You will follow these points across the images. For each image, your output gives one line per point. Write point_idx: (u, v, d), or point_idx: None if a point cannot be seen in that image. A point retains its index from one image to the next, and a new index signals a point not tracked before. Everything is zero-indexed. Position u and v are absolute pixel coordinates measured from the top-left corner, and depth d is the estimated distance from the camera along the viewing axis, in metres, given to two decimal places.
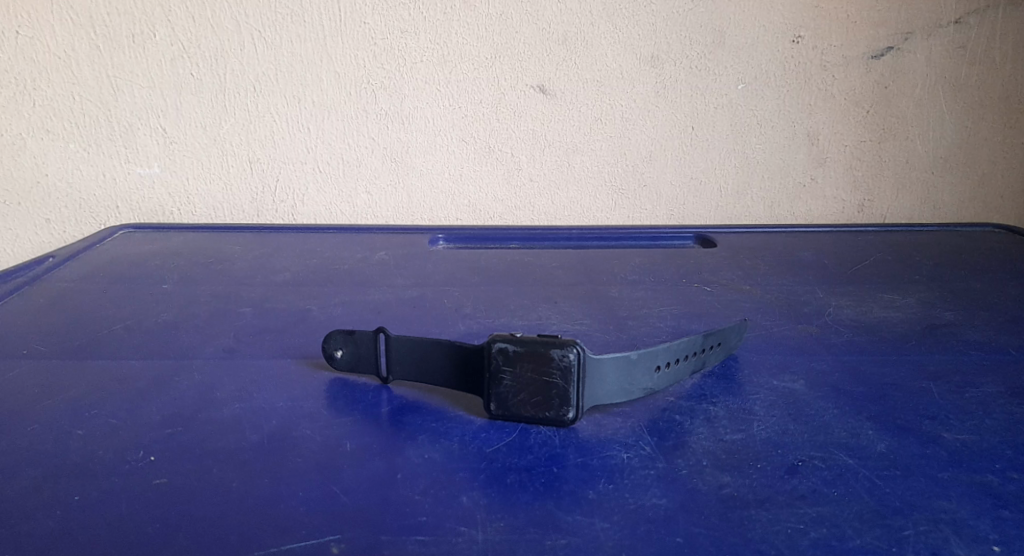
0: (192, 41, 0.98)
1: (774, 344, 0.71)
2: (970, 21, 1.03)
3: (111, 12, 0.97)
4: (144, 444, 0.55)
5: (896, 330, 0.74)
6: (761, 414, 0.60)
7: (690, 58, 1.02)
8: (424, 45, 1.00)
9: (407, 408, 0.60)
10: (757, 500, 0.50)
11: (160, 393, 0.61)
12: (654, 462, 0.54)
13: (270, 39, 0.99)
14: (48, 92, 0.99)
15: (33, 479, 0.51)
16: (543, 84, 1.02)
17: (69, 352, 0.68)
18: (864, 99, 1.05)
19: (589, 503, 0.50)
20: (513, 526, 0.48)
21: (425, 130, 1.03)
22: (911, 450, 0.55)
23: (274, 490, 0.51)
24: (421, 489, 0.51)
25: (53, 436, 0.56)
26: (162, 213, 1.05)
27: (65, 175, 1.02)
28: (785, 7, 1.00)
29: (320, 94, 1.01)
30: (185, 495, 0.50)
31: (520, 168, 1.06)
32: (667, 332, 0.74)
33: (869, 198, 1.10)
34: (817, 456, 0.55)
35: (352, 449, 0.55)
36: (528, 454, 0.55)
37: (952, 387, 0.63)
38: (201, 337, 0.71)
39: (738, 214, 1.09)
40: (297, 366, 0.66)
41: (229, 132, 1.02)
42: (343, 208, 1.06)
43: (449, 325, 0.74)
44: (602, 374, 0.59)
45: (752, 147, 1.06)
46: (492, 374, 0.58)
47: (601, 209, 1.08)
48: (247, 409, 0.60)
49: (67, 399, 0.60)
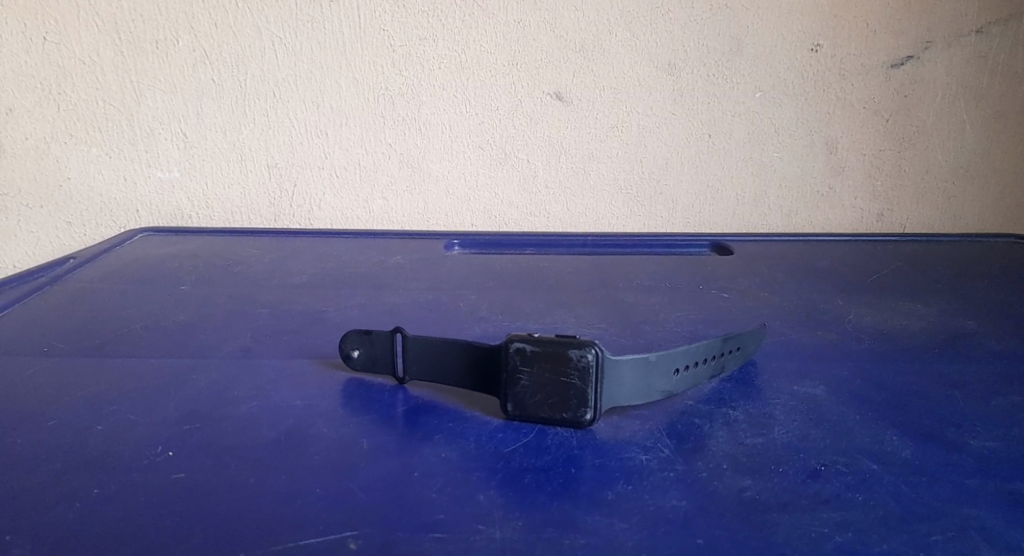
0: (214, 47, 0.99)
1: (793, 350, 0.71)
2: (991, 30, 1.02)
3: (135, 17, 0.98)
4: (162, 440, 0.55)
5: (917, 338, 0.73)
6: (781, 418, 0.59)
7: (707, 66, 1.02)
8: (442, 53, 1.00)
9: (423, 408, 0.60)
10: (779, 503, 0.50)
11: (178, 390, 0.62)
12: (673, 464, 0.54)
13: (290, 45, 1.00)
14: (72, 97, 1.00)
15: (52, 471, 0.51)
16: (560, 91, 1.02)
17: (88, 351, 0.68)
18: (883, 108, 1.05)
19: (608, 504, 0.50)
20: (530, 526, 0.48)
21: (442, 136, 1.04)
22: (936, 456, 0.55)
23: (291, 486, 0.51)
24: (438, 487, 0.51)
25: (72, 430, 0.56)
26: (181, 217, 1.06)
27: (86, 178, 1.03)
28: (803, 15, 1.00)
29: (339, 100, 1.02)
30: (203, 490, 0.50)
31: (536, 174, 1.06)
32: (684, 337, 0.73)
33: (888, 207, 1.09)
34: (839, 460, 0.54)
35: (368, 447, 0.55)
36: (545, 455, 0.54)
37: (976, 395, 0.63)
38: (218, 337, 0.71)
39: (755, 222, 1.09)
40: (313, 366, 0.66)
41: (249, 137, 1.03)
42: (358, 213, 1.06)
43: (464, 328, 0.74)
44: (620, 376, 0.58)
45: (770, 155, 1.06)
46: (509, 374, 0.58)
47: (617, 217, 1.08)
48: (264, 407, 0.59)
49: (87, 395, 0.61)
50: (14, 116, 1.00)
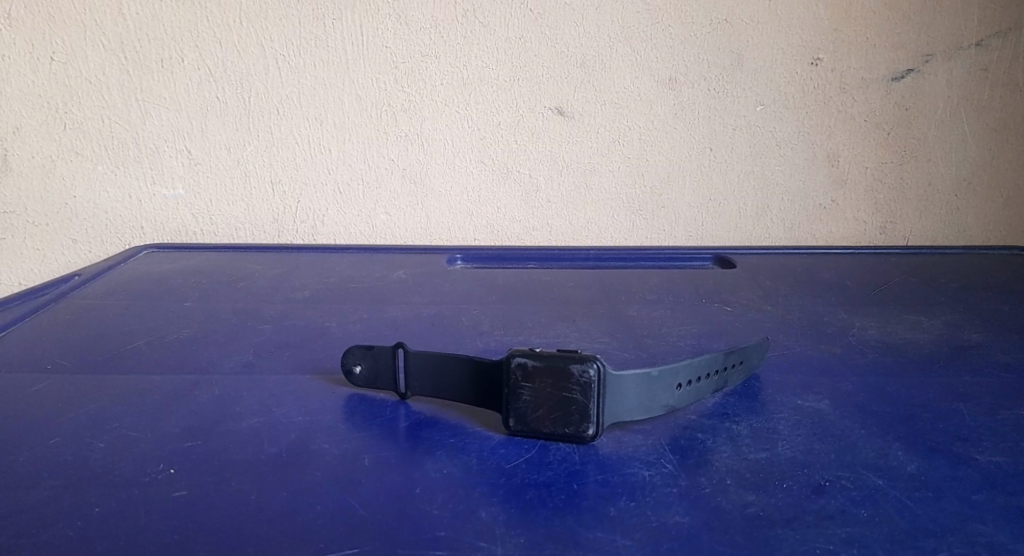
0: (219, 66, 1.00)
1: (797, 364, 0.71)
2: (991, 43, 1.02)
3: (141, 37, 0.99)
4: (164, 456, 0.55)
5: (922, 351, 0.73)
6: (785, 432, 0.59)
7: (708, 80, 1.02)
8: (444, 69, 1.01)
9: (425, 423, 0.60)
10: (783, 519, 0.49)
11: (181, 406, 0.62)
12: (676, 480, 0.53)
13: (294, 63, 1.00)
14: (79, 116, 1.01)
15: (55, 488, 0.51)
16: (561, 106, 1.03)
17: (92, 367, 0.68)
18: (884, 121, 1.05)
19: (611, 520, 0.49)
20: (533, 542, 0.48)
21: (444, 152, 1.04)
22: (942, 471, 0.54)
23: (293, 502, 0.50)
24: (439, 503, 0.51)
25: (75, 447, 0.56)
26: (185, 234, 1.06)
27: (92, 196, 1.04)
28: (803, 29, 1.01)
29: (341, 116, 1.02)
30: (205, 506, 0.50)
31: (538, 189, 1.06)
32: (687, 351, 0.73)
33: (891, 220, 1.09)
34: (844, 475, 0.54)
35: (370, 463, 0.55)
36: (548, 470, 0.54)
37: (983, 409, 0.62)
38: (221, 352, 0.71)
39: (758, 235, 1.09)
40: (316, 382, 0.66)
41: (253, 154, 1.03)
42: (361, 228, 1.07)
43: (467, 342, 0.74)
44: (623, 391, 0.58)
45: (772, 168, 1.06)
46: (511, 389, 0.57)
47: (619, 231, 1.08)
48: (266, 423, 0.60)
49: (90, 412, 0.61)
50: (21, 134, 1.01)
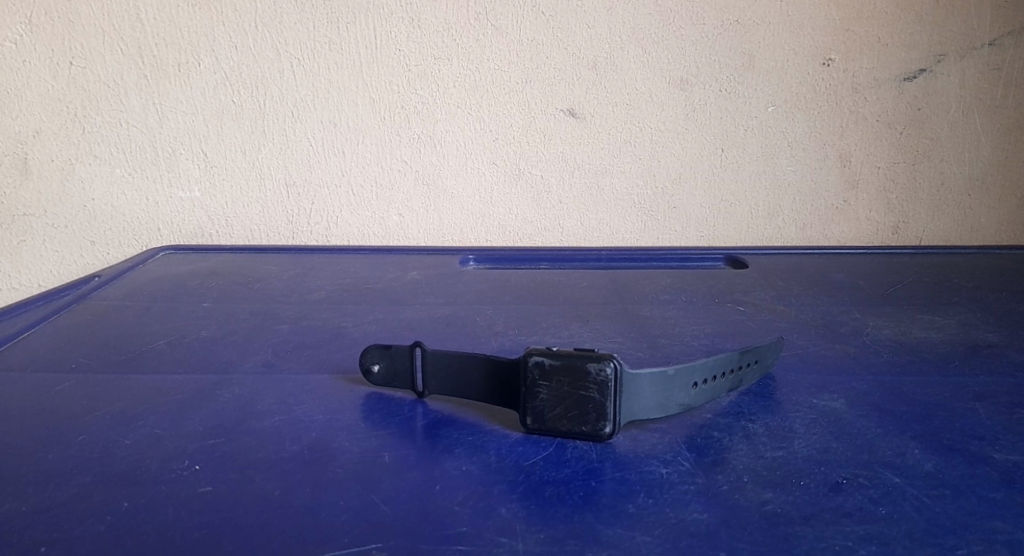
0: (234, 70, 1.01)
1: (811, 363, 0.71)
2: (1004, 43, 1.03)
3: (159, 42, 1.00)
4: (189, 454, 0.56)
5: (937, 351, 0.73)
6: (801, 431, 0.59)
7: (719, 81, 1.03)
8: (457, 72, 1.02)
9: (443, 422, 0.61)
10: (802, 517, 0.50)
11: (203, 406, 0.62)
12: (693, 478, 0.54)
13: (309, 66, 1.01)
14: (97, 120, 1.02)
15: (83, 486, 0.52)
16: (573, 107, 1.03)
17: (114, 367, 0.69)
18: (897, 121, 1.05)
19: (629, 517, 0.50)
20: (553, 538, 0.48)
21: (456, 153, 1.04)
22: (960, 470, 0.54)
23: (314, 500, 0.51)
24: (460, 500, 0.51)
25: (101, 445, 0.57)
26: (201, 236, 1.07)
27: (110, 199, 1.05)
28: (814, 30, 1.01)
29: (355, 119, 1.03)
30: (229, 503, 0.51)
31: (549, 190, 1.06)
32: (701, 350, 0.73)
33: (904, 220, 1.09)
34: (862, 474, 0.54)
35: (389, 460, 0.55)
36: (565, 468, 0.55)
37: (1000, 408, 0.62)
38: (241, 353, 0.72)
39: (770, 234, 1.09)
40: (334, 382, 0.67)
41: (268, 156, 1.04)
42: (375, 230, 1.07)
43: (482, 342, 0.75)
44: (639, 390, 0.58)
45: (784, 168, 1.06)
46: (528, 389, 0.58)
47: (630, 231, 1.08)
48: (286, 422, 0.60)
49: (115, 410, 0.62)
50: (41, 138, 1.02)
